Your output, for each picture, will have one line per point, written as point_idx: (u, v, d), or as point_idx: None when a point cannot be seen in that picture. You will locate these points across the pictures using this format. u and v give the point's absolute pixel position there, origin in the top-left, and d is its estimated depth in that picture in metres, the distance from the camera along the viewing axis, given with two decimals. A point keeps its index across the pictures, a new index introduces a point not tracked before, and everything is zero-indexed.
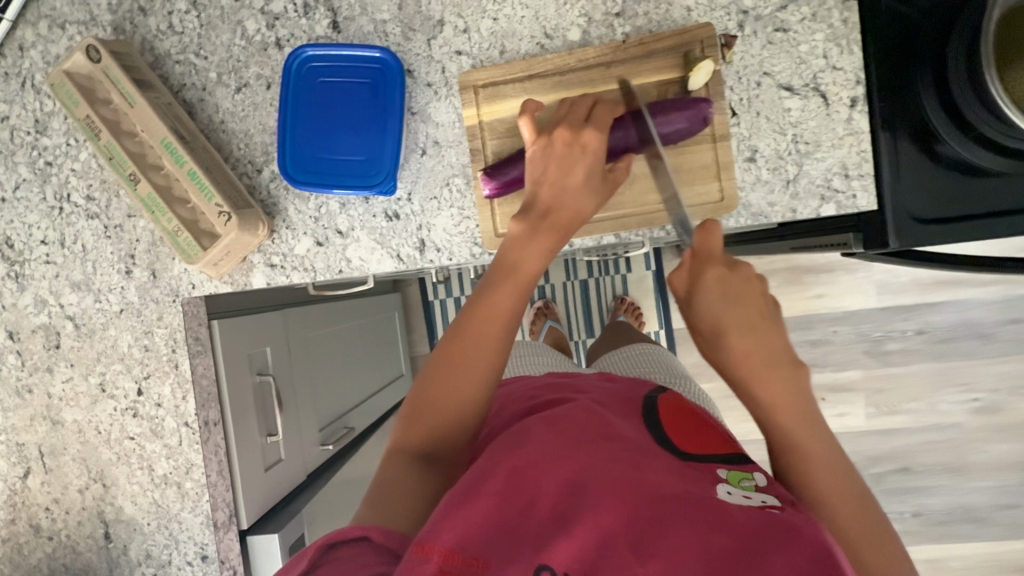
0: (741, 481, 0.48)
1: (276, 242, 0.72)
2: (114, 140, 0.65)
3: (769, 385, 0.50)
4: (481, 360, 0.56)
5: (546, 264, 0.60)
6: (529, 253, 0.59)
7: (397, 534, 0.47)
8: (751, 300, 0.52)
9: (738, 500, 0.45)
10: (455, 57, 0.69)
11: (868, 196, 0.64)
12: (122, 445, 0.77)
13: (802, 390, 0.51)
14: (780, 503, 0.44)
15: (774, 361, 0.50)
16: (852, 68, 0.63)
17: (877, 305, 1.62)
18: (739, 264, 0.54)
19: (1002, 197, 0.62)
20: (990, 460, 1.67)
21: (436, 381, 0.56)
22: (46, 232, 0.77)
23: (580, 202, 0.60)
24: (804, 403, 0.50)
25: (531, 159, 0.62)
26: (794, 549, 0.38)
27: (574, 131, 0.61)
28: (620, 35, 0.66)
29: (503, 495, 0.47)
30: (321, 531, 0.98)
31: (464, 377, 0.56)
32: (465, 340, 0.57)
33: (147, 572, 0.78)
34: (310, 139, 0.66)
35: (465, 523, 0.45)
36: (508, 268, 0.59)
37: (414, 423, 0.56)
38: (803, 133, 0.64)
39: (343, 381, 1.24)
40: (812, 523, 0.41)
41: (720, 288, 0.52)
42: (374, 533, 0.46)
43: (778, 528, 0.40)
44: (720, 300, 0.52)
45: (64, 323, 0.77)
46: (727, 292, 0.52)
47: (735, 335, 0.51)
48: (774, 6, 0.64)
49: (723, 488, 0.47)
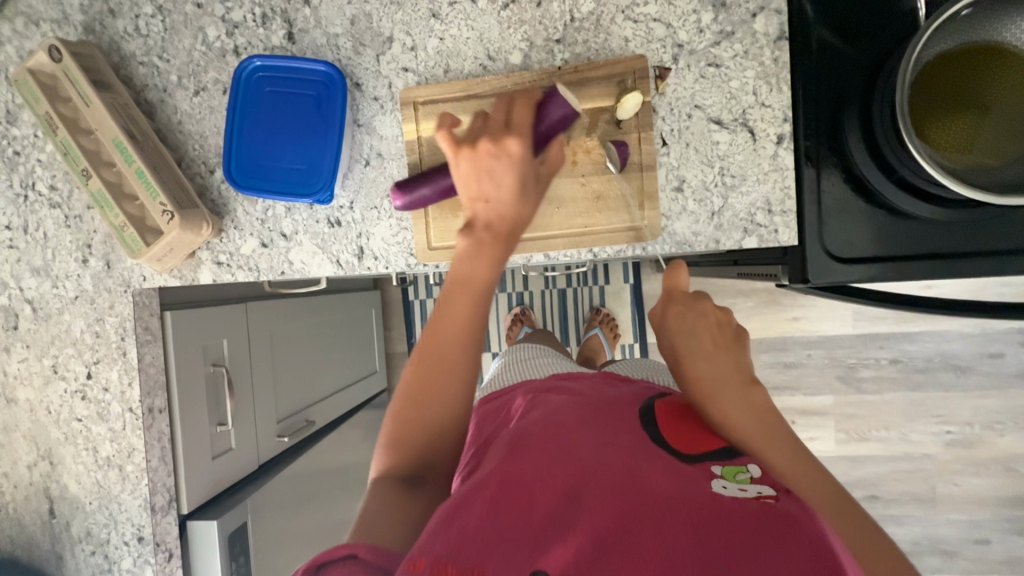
0: (737, 475, 0.51)
1: (223, 241, 0.75)
2: (70, 137, 0.69)
3: (695, 366, 0.59)
4: (443, 373, 0.57)
5: (498, 270, 0.60)
6: (477, 266, 0.59)
7: (384, 552, 0.47)
8: (705, 330, 0.61)
9: (732, 493, 0.48)
10: (402, 73, 0.71)
11: (789, 231, 0.66)
12: (70, 426, 0.81)
13: (765, 407, 0.57)
14: (773, 493, 0.49)
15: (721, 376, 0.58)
16: (780, 107, 0.65)
17: (852, 332, 1.63)
18: (699, 301, 0.63)
19: (916, 240, 0.63)
20: (961, 494, 1.65)
21: (401, 428, 0.57)
22: (11, 218, 0.80)
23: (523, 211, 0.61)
24: (763, 422, 0.55)
25: (461, 173, 0.60)
26: (792, 545, 0.43)
27: (495, 141, 0.58)
28: (559, 61, 0.69)
29: (501, 506, 0.47)
30: (268, 518, 1.01)
31: (432, 397, 0.57)
32: (428, 361, 0.58)
33: (87, 549, 0.82)
34: (257, 145, 0.69)
35: (459, 535, 0.44)
36: (464, 285, 0.59)
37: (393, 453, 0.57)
38: (730, 166, 0.66)
39: (308, 374, 1.27)
40: (807, 514, 0.46)
41: (677, 321, 0.62)
42: (361, 550, 0.45)
43: (776, 523, 0.44)
44: (680, 330, 0.62)
45: (23, 306, 0.81)
46: (682, 325, 0.62)
47: (689, 361, 0.60)
48: (708, 42, 0.66)
49: (718, 484, 0.50)
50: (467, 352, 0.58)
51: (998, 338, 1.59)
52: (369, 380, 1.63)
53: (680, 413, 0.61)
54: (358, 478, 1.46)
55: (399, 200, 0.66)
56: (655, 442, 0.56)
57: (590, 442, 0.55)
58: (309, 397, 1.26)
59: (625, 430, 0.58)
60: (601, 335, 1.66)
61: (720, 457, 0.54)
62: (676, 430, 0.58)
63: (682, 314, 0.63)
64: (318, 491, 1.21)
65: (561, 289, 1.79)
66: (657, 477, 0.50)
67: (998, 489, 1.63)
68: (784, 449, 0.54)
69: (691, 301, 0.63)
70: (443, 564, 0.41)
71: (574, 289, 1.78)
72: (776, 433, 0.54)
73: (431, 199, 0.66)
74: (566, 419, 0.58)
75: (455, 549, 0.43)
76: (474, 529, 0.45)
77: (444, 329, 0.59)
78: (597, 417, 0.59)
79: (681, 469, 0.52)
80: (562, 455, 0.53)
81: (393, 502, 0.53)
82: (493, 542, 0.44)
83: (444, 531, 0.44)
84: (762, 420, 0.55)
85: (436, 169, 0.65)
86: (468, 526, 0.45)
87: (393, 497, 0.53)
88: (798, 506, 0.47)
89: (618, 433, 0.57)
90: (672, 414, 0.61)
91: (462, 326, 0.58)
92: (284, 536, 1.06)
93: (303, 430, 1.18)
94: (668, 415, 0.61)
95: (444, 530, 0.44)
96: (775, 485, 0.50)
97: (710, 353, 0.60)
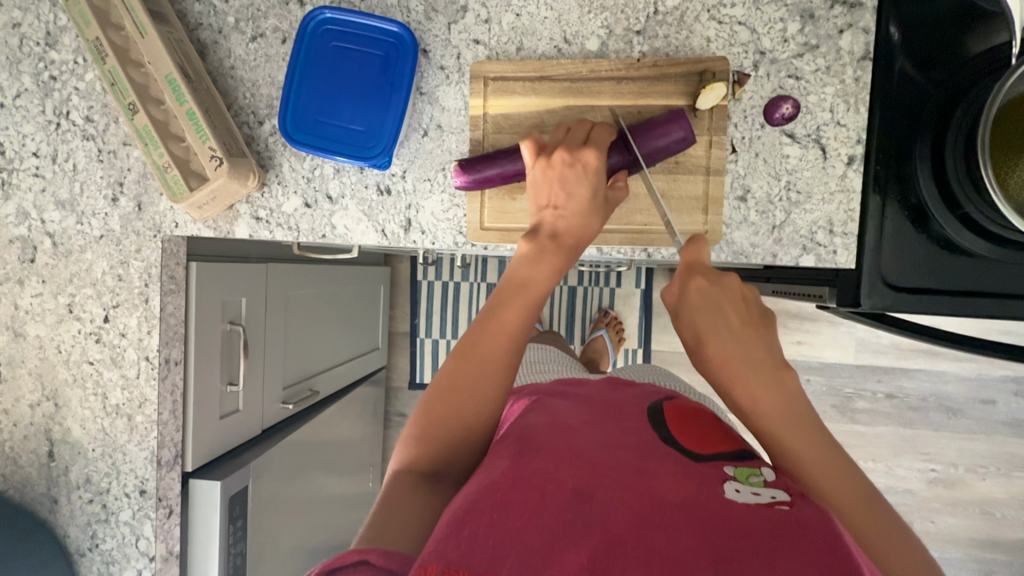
0: (749, 478, 0.50)
1: (265, 195, 0.72)
2: (119, 68, 0.65)
3: (759, 399, 0.54)
4: (484, 378, 0.57)
5: (555, 283, 0.61)
6: (538, 273, 0.60)
7: (397, 554, 0.44)
8: (729, 307, 0.59)
9: (744, 498, 0.46)
10: (472, 45, 0.69)
11: (848, 254, 0.66)
12: (80, 367, 0.78)
13: (796, 395, 0.55)
14: (787, 499, 0.46)
15: (749, 363, 0.56)
16: (855, 127, 0.65)
17: (854, 362, 1.64)
18: (724, 279, 0.61)
19: (968, 276, 0.63)
20: (937, 531, 1.68)
21: (437, 415, 0.56)
22: (40, 145, 0.76)
23: (581, 231, 0.62)
24: (784, 396, 0.54)
25: (533, 180, 0.63)
26: (809, 549, 0.40)
27: (573, 151, 0.62)
28: (637, 53, 0.67)
29: (513, 506, 0.45)
30: (267, 485, 0.98)
31: (467, 398, 0.56)
32: (473, 365, 0.57)
33: (84, 496, 0.79)
34: (317, 100, 0.67)
35: (469, 542, 0.42)
36: (517, 287, 0.60)
37: (417, 445, 0.55)
38: (797, 181, 0.66)
39: (318, 343, 1.24)
40: (822, 516, 0.44)
41: (700, 300, 0.59)
42: (372, 556, 0.43)
43: (787, 527, 0.42)
44: (699, 308, 0.59)
45: (42, 239, 0.77)
46: (705, 304, 0.59)
47: (714, 344, 0.57)
48: (791, 53, 0.65)
49: (730, 487, 0.48)
50: (511, 361, 0.58)
51: (992, 385, 1.62)
52: (372, 356, 1.60)
53: (684, 419, 0.60)
54: (350, 455, 1.44)
55: (462, 177, 0.65)
56: (661, 446, 0.54)
57: (599, 446, 0.53)
58: (315, 367, 1.23)
59: (633, 435, 0.56)
60: (607, 337, 1.64)
61: (730, 460, 0.53)
62: (685, 435, 0.57)
63: (703, 291, 0.59)
64: (314, 462, 1.19)
65: (572, 287, 1.77)
66: (667, 480, 0.48)
67: (972, 530, 1.67)
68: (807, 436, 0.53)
69: (715, 278, 0.60)
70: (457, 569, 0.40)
71: (585, 289, 1.77)
72: (802, 410, 0.54)
73: (494, 181, 0.65)
74: (572, 424, 0.57)
75: (468, 551, 0.41)
76: (485, 531, 0.43)
77: (489, 334, 0.58)
78: (604, 422, 0.58)
79: (692, 471, 0.50)
80: (571, 457, 0.51)
81: (416, 496, 0.51)
82: (503, 544, 0.42)
83: (453, 536, 0.42)
84: (799, 411, 0.54)
85: (504, 152, 0.65)
86: (479, 529, 0.43)
87: (419, 492, 0.52)
88: (812, 508, 0.45)
89: (624, 436, 0.56)
90: (682, 419, 0.60)
91: (509, 337, 0.58)
92: (278, 503, 1.04)
93: (308, 400, 1.15)
94: (675, 421, 0.59)
95: (453, 533, 0.43)
96: (789, 490, 0.48)
97: (737, 335, 0.58)
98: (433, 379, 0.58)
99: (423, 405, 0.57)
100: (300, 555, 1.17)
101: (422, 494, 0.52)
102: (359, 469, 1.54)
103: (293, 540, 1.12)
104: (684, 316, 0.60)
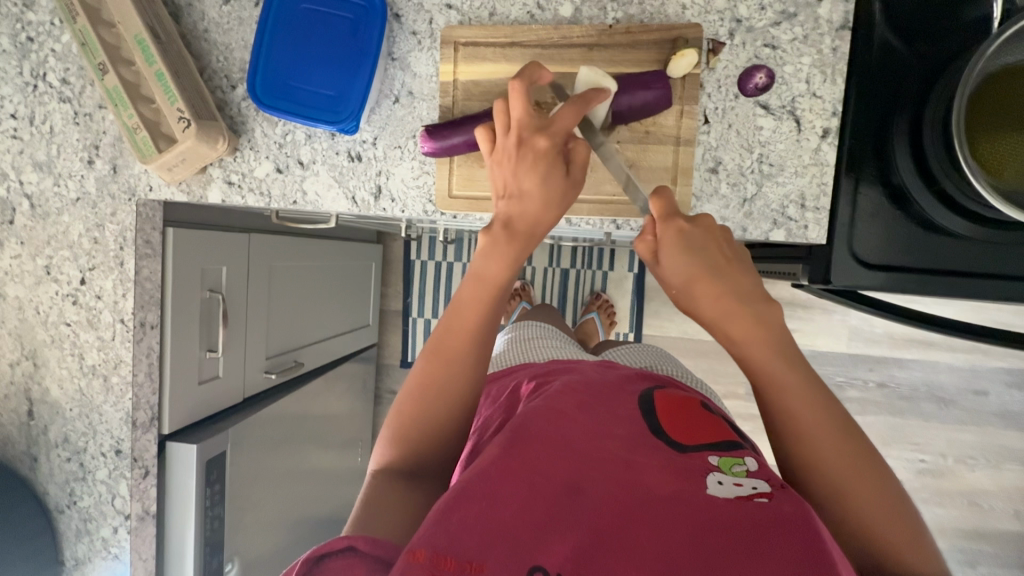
0: (732, 467, 0.50)
1: (237, 160, 0.72)
2: (89, 27, 0.65)
3: (740, 326, 0.51)
4: (456, 376, 0.57)
5: (512, 274, 0.58)
6: (491, 262, 0.58)
7: (383, 541, 0.46)
8: (714, 249, 0.53)
9: (725, 492, 0.46)
10: (445, 10, 0.68)
11: (819, 230, 0.65)
12: (58, 329, 0.79)
13: (779, 327, 0.52)
14: (768, 490, 0.46)
15: (743, 300, 0.51)
16: (831, 99, 0.63)
17: (846, 350, 1.63)
18: (700, 218, 0.55)
19: (940, 257, 0.62)
20: (925, 522, 1.67)
21: (411, 419, 0.57)
22: (17, 106, 0.76)
23: (544, 220, 0.58)
24: (780, 343, 0.51)
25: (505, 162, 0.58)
26: (781, 549, 0.40)
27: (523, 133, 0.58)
28: (611, 19, 0.66)
29: (500, 495, 0.45)
30: (247, 452, 0.99)
31: (437, 400, 0.57)
32: (440, 363, 0.57)
33: (62, 455, 0.81)
34: (285, 64, 0.66)
35: (461, 531, 0.43)
36: (476, 286, 0.58)
37: (397, 446, 0.56)
38: (769, 154, 0.64)
39: (305, 317, 1.25)
40: (800, 507, 0.44)
41: (680, 240, 0.53)
42: (360, 543, 0.44)
43: (763, 526, 0.42)
44: (682, 251, 0.53)
45: (21, 201, 0.78)
46: (684, 245, 0.53)
47: (703, 284, 0.52)
48: (768, 21, 0.63)
49: (712, 479, 0.48)
50: (483, 358, 0.58)
51: (986, 376, 1.60)
52: (361, 332, 1.61)
53: (677, 407, 0.59)
54: (336, 430, 1.45)
55: (429, 144, 0.65)
56: (650, 435, 0.53)
57: (590, 434, 0.52)
58: (301, 340, 1.24)
59: (622, 422, 0.55)
60: (597, 319, 1.63)
61: (717, 449, 0.52)
62: (672, 422, 0.56)
63: (687, 232, 0.53)
64: (300, 432, 1.20)
65: (565, 269, 1.76)
66: (653, 474, 0.47)
67: (960, 521, 1.66)
68: (804, 379, 0.50)
69: (692, 217, 0.55)
70: (443, 556, 0.41)
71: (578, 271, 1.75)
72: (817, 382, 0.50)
73: (460, 149, 0.65)
74: (565, 407, 0.56)
75: (457, 537, 0.43)
76: (473, 519, 0.44)
77: (454, 330, 0.58)
78: (596, 405, 0.57)
79: (678, 463, 0.49)
80: (560, 444, 0.50)
81: (396, 492, 0.53)
82: (492, 531, 0.43)
83: (444, 519, 0.44)
84: (784, 344, 0.51)
85: (470, 119, 0.64)
86: (467, 517, 0.44)
87: (401, 493, 0.53)
88: (791, 500, 0.45)
89: (614, 424, 0.54)
90: (670, 403, 0.60)
91: (474, 334, 0.58)
92: (261, 471, 1.04)
93: (291, 370, 1.16)
94: (667, 408, 0.59)
95: (443, 519, 0.44)
96: (771, 480, 0.48)
97: (722, 271, 0.52)
98: (408, 383, 0.58)
99: (396, 412, 0.58)
100: (284, 525, 1.18)
101: (402, 493, 0.53)
102: (347, 444, 1.56)
103: (278, 509, 1.14)
104: (661, 261, 0.54)
